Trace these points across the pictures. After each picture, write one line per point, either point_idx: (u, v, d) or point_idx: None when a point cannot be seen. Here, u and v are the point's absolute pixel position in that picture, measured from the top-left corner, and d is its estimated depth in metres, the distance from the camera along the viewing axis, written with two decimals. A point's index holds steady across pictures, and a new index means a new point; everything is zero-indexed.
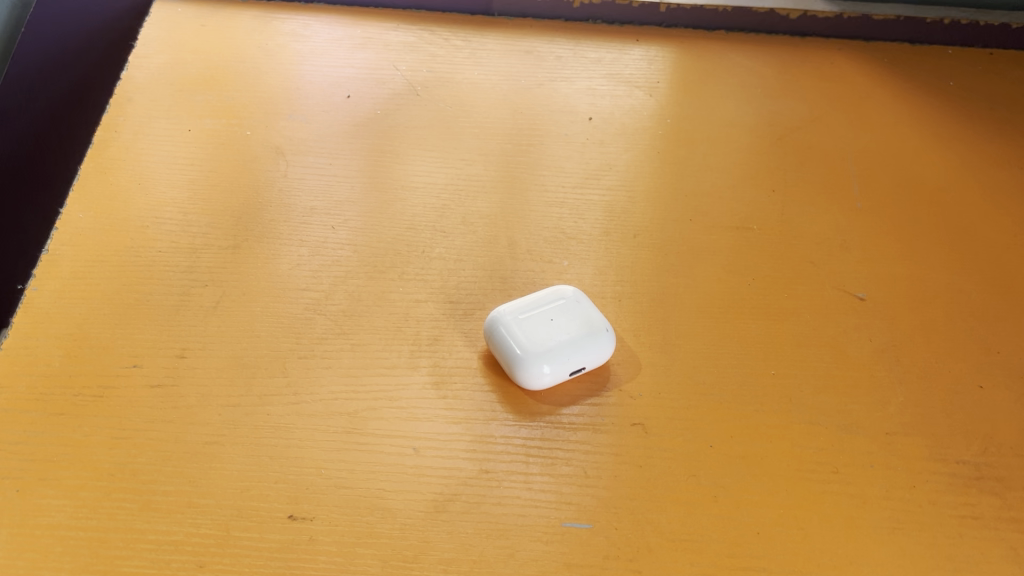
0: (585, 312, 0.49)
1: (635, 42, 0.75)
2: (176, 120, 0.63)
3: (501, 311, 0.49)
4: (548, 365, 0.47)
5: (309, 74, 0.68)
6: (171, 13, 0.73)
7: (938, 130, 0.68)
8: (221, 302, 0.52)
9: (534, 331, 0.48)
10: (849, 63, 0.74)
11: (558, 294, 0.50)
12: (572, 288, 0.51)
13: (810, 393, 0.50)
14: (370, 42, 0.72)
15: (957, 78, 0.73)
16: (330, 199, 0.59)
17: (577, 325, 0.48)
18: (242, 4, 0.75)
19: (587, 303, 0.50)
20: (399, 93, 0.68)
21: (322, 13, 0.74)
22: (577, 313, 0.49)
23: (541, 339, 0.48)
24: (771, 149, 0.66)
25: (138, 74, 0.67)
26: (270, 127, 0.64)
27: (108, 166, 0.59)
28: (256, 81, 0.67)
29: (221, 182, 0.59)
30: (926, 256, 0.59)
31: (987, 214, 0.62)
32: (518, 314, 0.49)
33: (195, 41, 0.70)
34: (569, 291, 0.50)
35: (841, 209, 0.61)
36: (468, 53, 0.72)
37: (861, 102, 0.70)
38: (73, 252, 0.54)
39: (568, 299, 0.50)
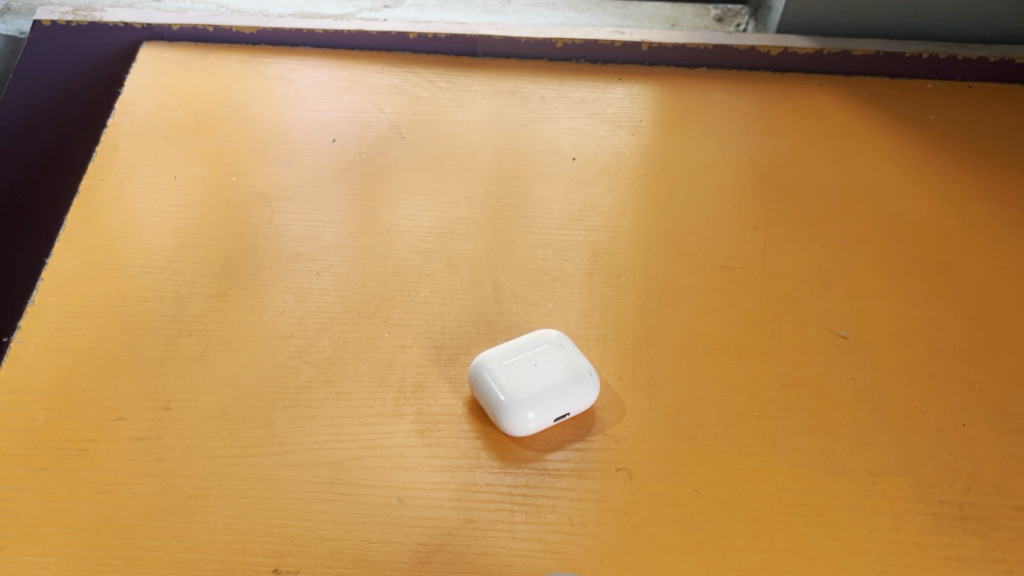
0: (568, 356, 0.50)
1: (618, 81, 0.76)
2: (163, 168, 0.64)
3: (485, 357, 0.49)
4: (532, 411, 0.47)
5: (295, 118, 0.69)
6: (157, 58, 0.73)
7: (919, 165, 0.69)
8: (206, 352, 0.52)
9: (518, 375, 0.48)
10: (829, 98, 0.75)
11: (542, 338, 0.51)
12: (556, 332, 0.51)
13: (794, 434, 0.50)
14: (356, 84, 0.73)
15: (936, 111, 0.74)
16: (316, 243, 0.59)
17: (560, 369, 0.49)
18: (229, 49, 0.75)
19: (571, 347, 0.50)
20: (384, 136, 0.68)
21: (308, 57, 0.75)
22: (561, 357, 0.49)
23: (526, 384, 0.48)
24: (753, 186, 0.66)
25: (124, 121, 0.67)
26: (256, 172, 0.64)
27: (94, 216, 0.60)
28: (243, 126, 0.68)
29: (206, 229, 0.59)
30: (907, 293, 0.59)
31: (969, 250, 0.62)
32: (502, 359, 0.49)
33: (183, 86, 0.71)
34: (552, 335, 0.51)
35: (822, 246, 0.62)
36: (453, 95, 0.73)
37: (841, 138, 0.71)
38: (59, 303, 0.54)
39: (551, 343, 0.50)
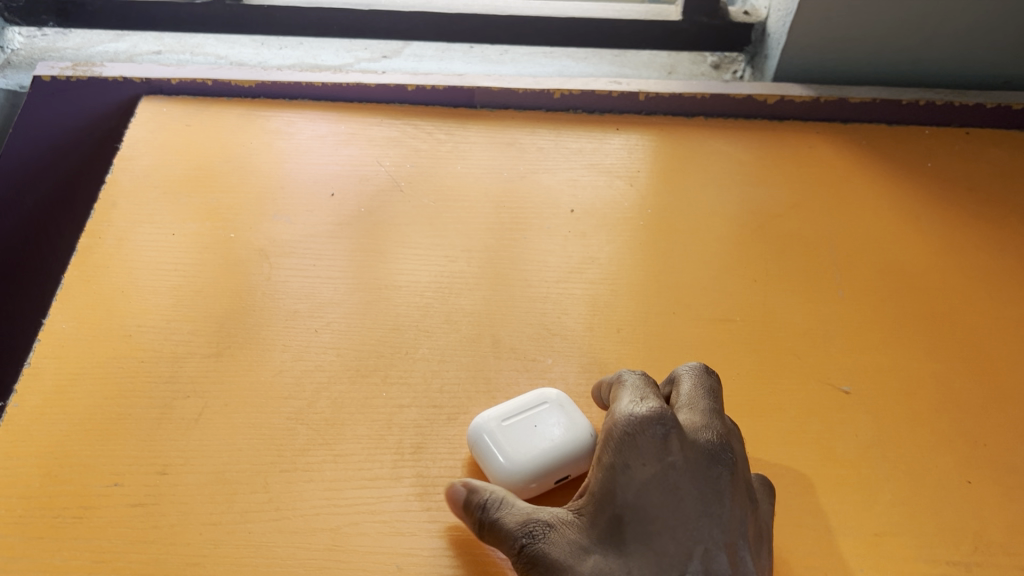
0: (568, 416, 0.49)
1: (615, 131, 0.76)
2: (162, 225, 0.64)
3: (484, 417, 0.49)
4: (531, 473, 0.47)
5: (295, 172, 0.69)
6: (157, 113, 0.74)
7: (918, 214, 0.69)
8: (203, 416, 0.51)
9: (519, 436, 0.48)
10: (827, 146, 0.75)
11: (542, 397, 0.50)
12: (556, 390, 0.51)
13: (797, 494, 0.49)
14: (354, 137, 0.73)
15: (934, 159, 0.74)
16: (314, 301, 0.59)
17: (560, 428, 0.48)
18: (228, 103, 0.75)
19: (571, 405, 0.50)
20: (383, 189, 0.68)
21: (307, 110, 0.75)
22: (561, 417, 0.49)
23: (525, 445, 0.47)
24: (752, 237, 0.66)
25: (123, 177, 0.67)
26: (254, 228, 0.64)
27: (91, 275, 0.60)
28: (241, 180, 0.68)
29: (204, 288, 0.59)
30: (909, 345, 0.59)
31: (969, 301, 0.62)
32: (502, 419, 0.49)
33: (182, 141, 0.71)
34: (553, 394, 0.50)
35: (823, 298, 0.62)
36: (451, 147, 0.73)
37: (840, 187, 0.71)
38: (55, 364, 0.54)
39: (552, 402, 0.50)
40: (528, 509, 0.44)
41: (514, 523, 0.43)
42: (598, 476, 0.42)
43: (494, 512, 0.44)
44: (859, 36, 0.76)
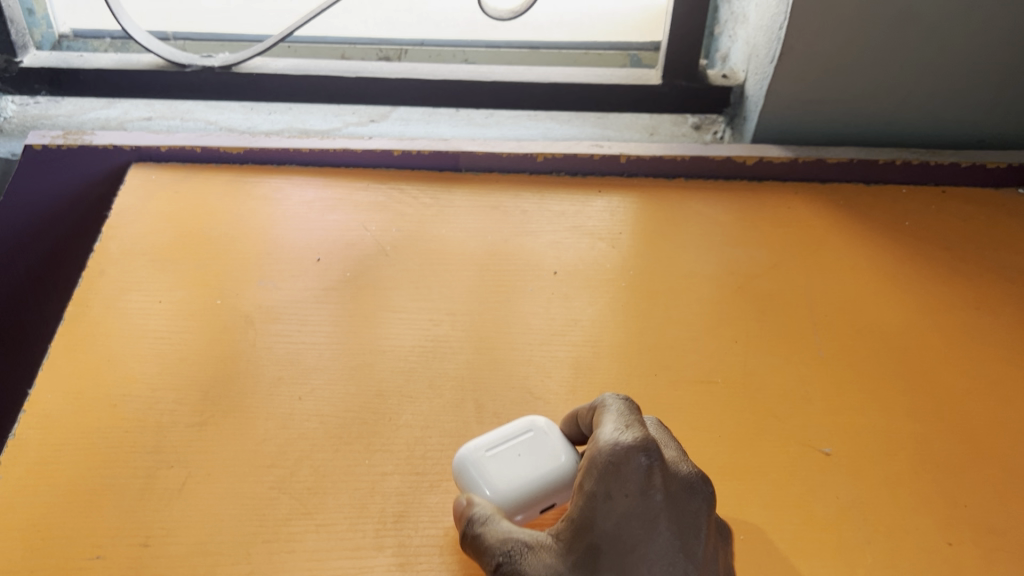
0: (551, 445, 0.49)
1: (598, 193, 0.77)
2: (149, 293, 0.64)
3: (470, 448, 0.49)
4: (509, 506, 0.47)
5: (282, 238, 0.70)
6: (146, 180, 0.75)
7: (895, 273, 0.70)
8: (186, 485, 0.51)
9: (500, 466, 0.48)
10: (806, 206, 0.77)
11: (527, 426, 0.50)
12: (542, 418, 0.51)
13: (778, 558, 0.49)
14: (341, 202, 0.74)
15: (911, 217, 0.76)
16: (298, 367, 0.59)
17: (542, 459, 0.49)
18: (216, 169, 0.76)
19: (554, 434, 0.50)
20: (369, 254, 0.69)
21: (295, 175, 0.77)
22: (544, 448, 0.49)
23: (505, 475, 0.48)
24: (733, 298, 0.67)
25: (111, 245, 0.68)
26: (241, 295, 0.65)
27: (78, 343, 0.60)
28: (229, 247, 0.69)
29: (190, 355, 0.60)
30: (888, 404, 0.59)
31: (947, 359, 0.63)
32: (485, 450, 0.49)
33: (170, 207, 0.72)
34: (538, 422, 0.51)
35: (802, 358, 0.62)
36: (436, 210, 0.74)
37: (819, 247, 0.72)
38: (40, 435, 0.54)
39: (536, 431, 0.50)
40: (511, 527, 0.44)
41: (493, 540, 0.43)
42: (577, 505, 0.44)
43: (477, 527, 0.44)
44: (835, 99, 0.78)
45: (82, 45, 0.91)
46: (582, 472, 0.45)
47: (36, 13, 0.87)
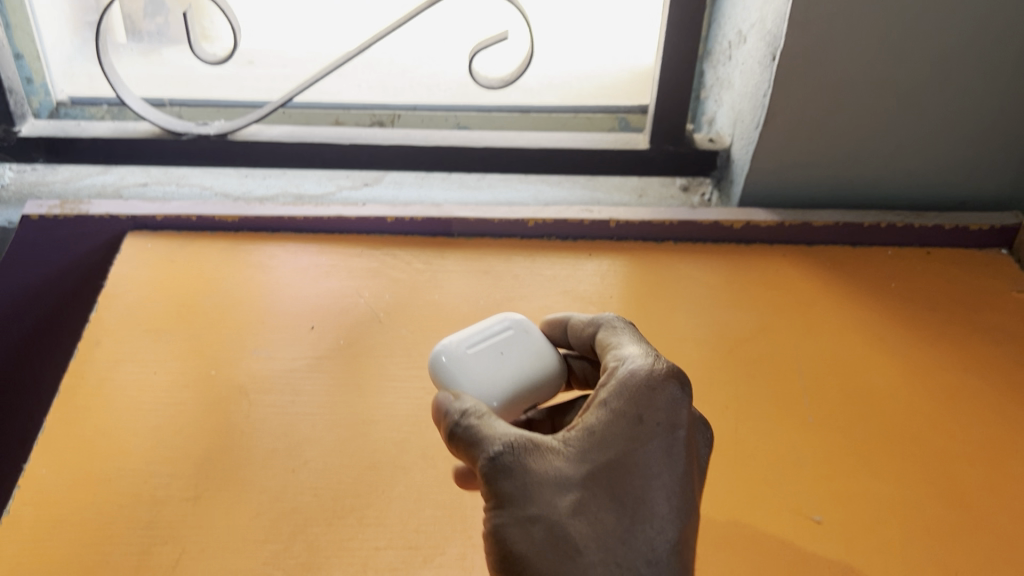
0: (531, 342, 0.52)
1: (588, 257, 0.78)
2: (144, 363, 0.65)
3: (452, 341, 0.51)
4: (499, 400, 0.49)
5: (276, 306, 0.71)
6: (141, 249, 0.75)
7: (882, 335, 0.71)
8: (180, 561, 0.52)
9: (486, 362, 0.50)
10: (793, 268, 0.78)
11: (504, 322, 0.53)
12: (514, 317, 0.54)
13: None
14: (335, 269, 0.75)
15: (898, 280, 0.77)
16: (292, 438, 0.60)
17: (525, 355, 0.51)
18: (211, 236, 0.77)
19: (533, 334, 0.53)
20: (362, 321, 0.70)
21: (289, 242, 0.78)
22: (525, 345, 0.52)
23: (494, 371, 0.50)
24: (723, 362, 0.68)
25: (107, 315, 0.69)
26: (235, 364, 0.65)
27: (73, 417, 0.60)
28: (224, 315, 0.69)
29: (184, 427, 0.60)
30: (877, 469, 0.60)
31: (935, 422, 0.64)
32: (468, 346, 0.51)
33: (166, 276, 0.73)
34: (515, 321, 0.53)
35: (792, 424, 0.63)
36: (429, 276, 0.75)
37: (808, 310, 0.74)
38: (34, 511, 0.54)
39: (514, 329, 0.53)
40: (505, 423, 0.45)
41: (490, 433, 0.44)
42: (599, 417, 0.44)
43: (472, 419, 0.45)
44: (819, 162, 0.80)
45: (79, 112, 0.93)
46: (608, 388, 0.45)
47: (34, 81, 0.89)
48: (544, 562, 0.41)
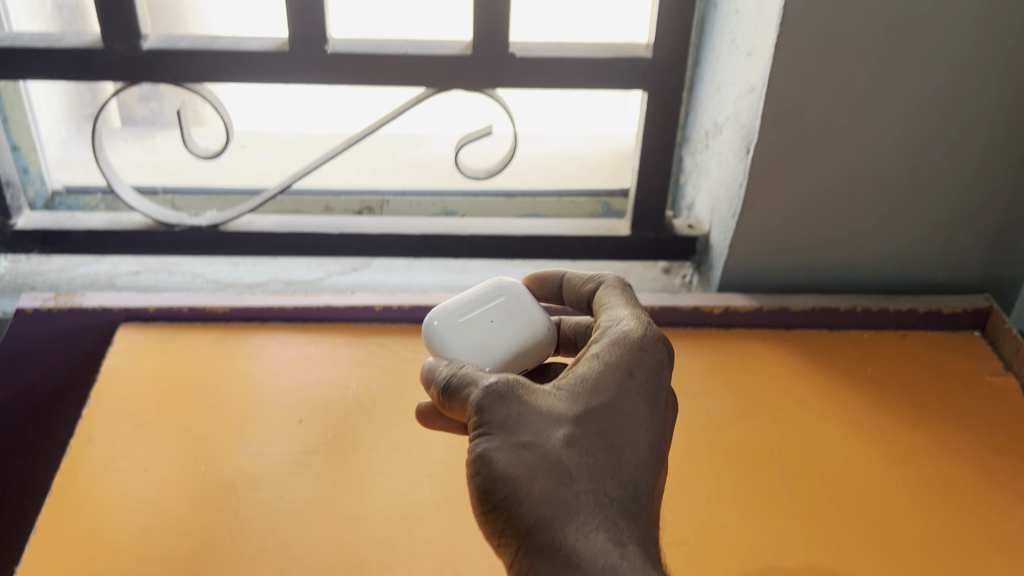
0: (519, 308, 0.57)
1: None
2: (135, 460, 0.66)
3: (445, 311, 0.56)
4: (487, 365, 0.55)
5: (266, 398, 0.72)
6: (134, 341, 0.77)
7: (859, 421, 0.73)
8: None
9: (476, 329, 0.56)
10: (771, 353, 0.80)
11: (499, 291, 0.58)
12: (506, 283, 0.59)
13: None
14: (324, 359, 0.76)
15: (874, 364, 0.79)
16: (280, 536, 0.61)
17: (516, 321, 0.57)
18: (203, 327, 0.79)
19: (528, 301, 0.58)
20: (350, 412, 0.71)
21: (279, 332, 0.79)
22: (517, 312, 0.57)
23: (483, 339, 0.55)
24: (703, 451, 0.70)
25: (99, 411, 0.70)
26: (225, 459, 0.66)
27: (64, 516, 0.61)
28: (214, 408, 0.71)
29: (174, 526, 0.61)
30: (855, 561, 0.61)
31: (911, 511, 0.65)
32: (459, 315, 0.56)
33: (157, 369, 0.74)
34: (506, 287, 0.58)
35: (771, 515, 0.64)
36: (416, 364, 0.77)
37: (786, 396, 0.75)
38: None
39: (508, 296, 0.58)
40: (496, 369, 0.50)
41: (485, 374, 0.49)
42: (589, 366, 0.51)
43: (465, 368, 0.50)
44: (794, 249, 0.82)
45: (74, 201, 0.94)
46: (597, 346, 0.52)
47: (30, 171, 0.91)
48: (537, 477, 0.45)
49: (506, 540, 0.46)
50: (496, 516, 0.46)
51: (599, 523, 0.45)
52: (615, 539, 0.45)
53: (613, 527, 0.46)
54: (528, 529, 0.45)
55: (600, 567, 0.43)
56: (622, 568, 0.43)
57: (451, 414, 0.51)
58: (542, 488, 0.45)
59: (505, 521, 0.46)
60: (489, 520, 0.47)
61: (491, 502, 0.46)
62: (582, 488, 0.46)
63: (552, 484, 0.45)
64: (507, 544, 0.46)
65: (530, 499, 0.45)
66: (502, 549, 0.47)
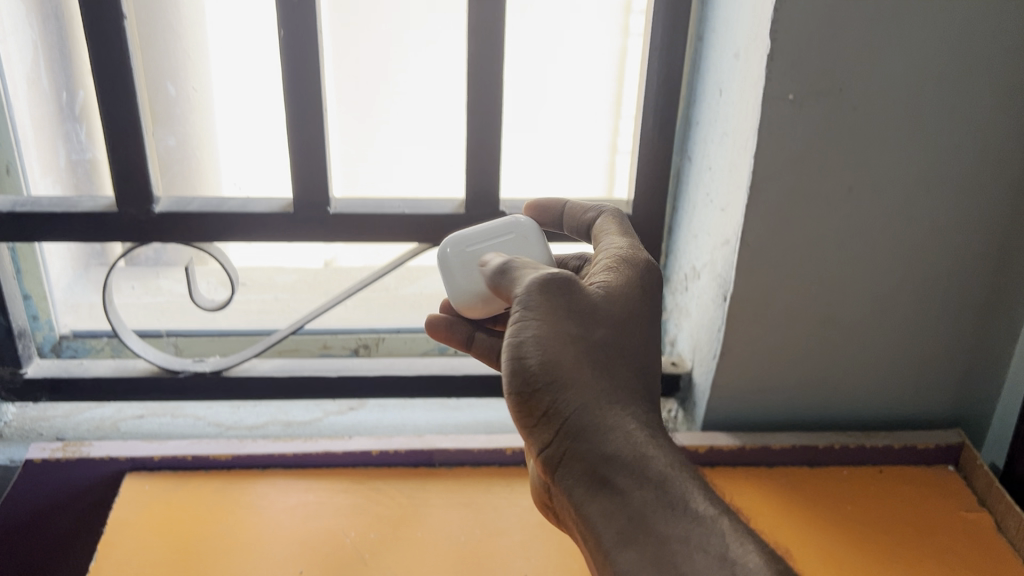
0: (522, 246, 0.69)
1: None
2: None
3: (459, 238, 0.69)
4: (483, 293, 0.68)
5: (268, 547, 0.74)
6: (139, 490, 0.80)
7: (841, 559, 0.75)
8: None
9: (480, 260, 0.68)
10: (755, 492, 0.83)
11: (510, 226, 0.70)
12: (517, 222, 0.70)
13: None
14: (324, 505, 0.79)
15: (853, 501, 0.83)
16: None
17: (517, 261, 0.69)
18: (206, 475, 0.82)
19: (532, 240, 0.70)
20: (350, 560, 0.74)
21: (280, 478, 0.82)
22: (520, 250, 0.69)
23: (482, 270, 0.68)
24: None
25: (106, 564, 0.72)
26: None
27: None
28: (218, 559, 0.73)
29: None
30: None
31: None
32: (470, 245, 0.68)
33: (162, 519, 0.77)
34: (517, 226, 0.70)
35: None
36: (413, 509, 0.79)
37: (771, 534, 0.78)
38: None
39: (515, 234, 0.69)
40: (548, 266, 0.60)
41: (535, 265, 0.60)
42: (619, 276, 0.61)
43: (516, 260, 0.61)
44: (772, 390, 0.86)
45: (80, 344, 0.98)
46: (617, 259, 0.62)
47: (40, 318, 0.94)
48: (576, 366, 0.56)
49: (545, 421, 0.57)
50: (537, 398, 0.56)
51: (625, 410, 0.56)
52: (638, 422, 0.56)
53: (636, 415, 0.57)
54: (569, 409, 0.55)
55: (630, 444, 0.54)
56: (648, 444, 0.55)
57: (498, 294, 0.61)
58: (579, 375, 0.56)
59: (545, 404, 0.56)
60: (528, 402, 0.57)
61: (534, 387, 0.56)
62: (609, 378, 0.57)
63: (587, 373, 0.56)
64: (544, 423, 0.57)
65: (569, 384, 0.56)
66: (538, 429, 0.57)
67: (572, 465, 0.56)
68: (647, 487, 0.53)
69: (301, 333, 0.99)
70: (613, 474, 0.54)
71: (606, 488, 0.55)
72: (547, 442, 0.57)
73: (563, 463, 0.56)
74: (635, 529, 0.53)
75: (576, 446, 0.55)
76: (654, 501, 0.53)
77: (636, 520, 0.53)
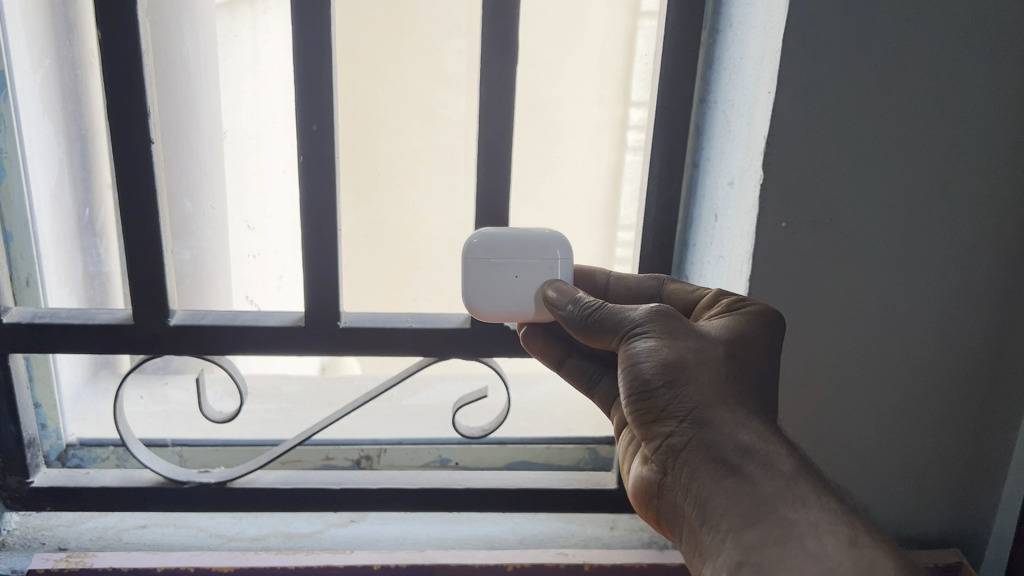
0: (543, 273, 0.74)
1: None
2: None
3: (484, 245, 0.73)
4: (490, 303, 0.74)
5: None
6: None
7: None
8: None
9: (499, 274, 0.73)
10: None
11: (541, 252, 0.74)
12: (546, 248, 0.74)
13: None
14: None
15: None
16: None
17: (541, 284, 0.74)
18: None
19: (563, 268, 0.75)
20: None
21: None
22: (547, 276, 0.74)
23: (497, 284, 0.73)
24: None
25: None
26: None
27: None
28: None
29: None
30: None
31: None
32: (495, 256, 0.73)
33: None
34: (546, 253, 0.74)
35: None
36: None
37: None
38: None
39: (541, 261, 0.74)
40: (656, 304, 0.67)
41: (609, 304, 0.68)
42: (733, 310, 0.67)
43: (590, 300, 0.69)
44: None
45: (86, 452, 0.96)
46: (735, 303, 0.68)
47: (48, 426, 0.94)
48: (698, 370, 0.61)
49: (666, 417, 0.62)
50: (658, 395, 0.62)
51: (748, 415, 0.60)
52: (760, 425, 0.60)
53: (757, 419, 0.61)
54: (691, 405, 0.61)
55: (752, 439, 0.59)
56: (771, 445, 0.58)
57: (581, 332, 0.69)
58: (701, 377, 0.61)
59: (666, 400, 0.62)
60: (650, 399, 0.63)
61: (655, 385, 0.62)
62: (728, 384, 0.61)
63: (709, 375, 0.61)
64: (665, 419, 0.63)
65: (691, 383, 0.61)
66: (659, 423, 0.63)
67: (694, 456, 0.61)
68: (772, 480, 0.57)
69: (306, 444, 0.99)
70: (739, 461, 0.58)
71: (732, 474, 0.58)
72: (674, 437, 0.62)
73: (685, 454, 0.61)
74: (761, 513, 0.56)
75: (699, 437, 0.60)
76: (783, 491, 0.57)
77: (762, 505, 0.57)
